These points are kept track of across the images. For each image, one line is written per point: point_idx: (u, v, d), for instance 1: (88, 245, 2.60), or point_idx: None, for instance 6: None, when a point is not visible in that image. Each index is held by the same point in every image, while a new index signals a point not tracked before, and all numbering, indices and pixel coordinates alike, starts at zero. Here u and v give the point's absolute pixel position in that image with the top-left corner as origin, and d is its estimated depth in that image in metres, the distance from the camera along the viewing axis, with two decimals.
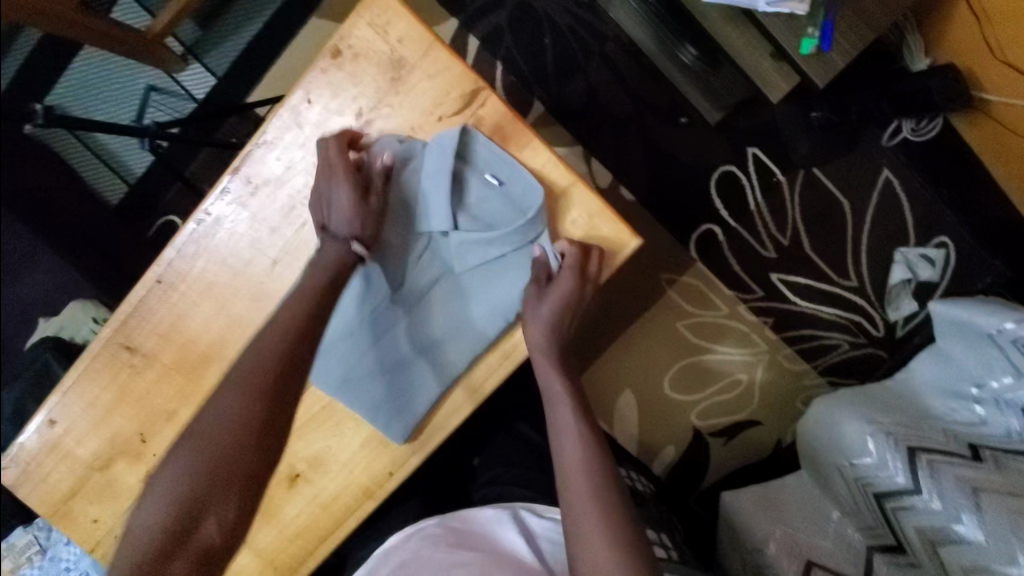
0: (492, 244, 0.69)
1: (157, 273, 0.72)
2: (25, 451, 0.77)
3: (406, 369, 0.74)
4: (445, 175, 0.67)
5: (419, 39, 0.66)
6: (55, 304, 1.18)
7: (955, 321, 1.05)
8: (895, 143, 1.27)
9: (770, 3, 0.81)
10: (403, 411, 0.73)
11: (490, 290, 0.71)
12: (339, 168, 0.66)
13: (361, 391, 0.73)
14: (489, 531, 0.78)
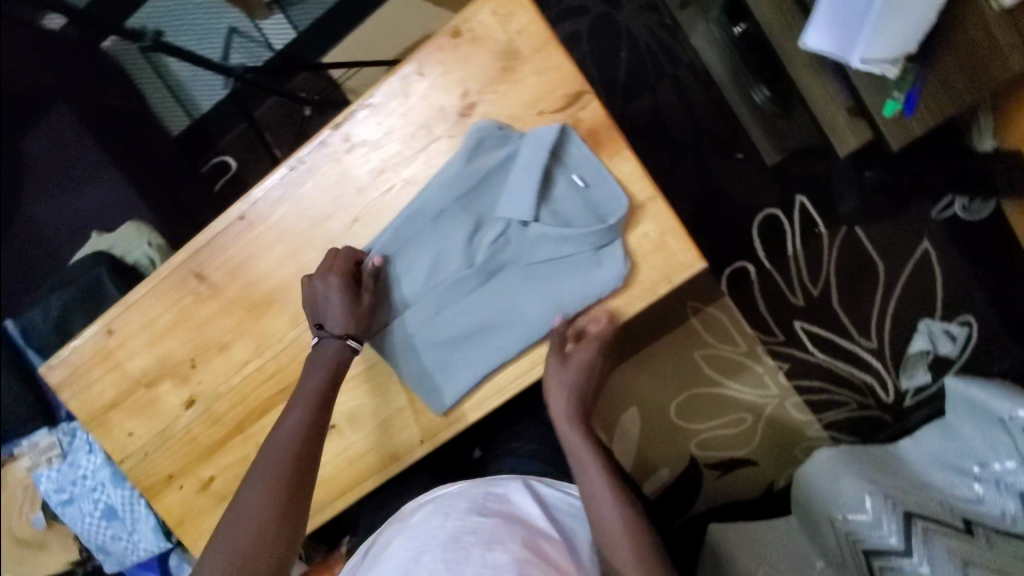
0: (567, 243, 0.69)
1: (239, 209, 0.74)
2: (76, 356, 0.79)
3: (454, 346, 0.74)
4: (536, 168, 0.67)
5: (536, 34, 0.67)
6: (103, 223, 1.16)
7: (968, 400, 1.09)
8: (944, 217, 1.30)
9: (865, 60, 0.79)
10: (445, 383, 0.74)
11: (555, 288, 0.71)
12: (332, 287, 0.70)
13: (412, 357, 0.75)
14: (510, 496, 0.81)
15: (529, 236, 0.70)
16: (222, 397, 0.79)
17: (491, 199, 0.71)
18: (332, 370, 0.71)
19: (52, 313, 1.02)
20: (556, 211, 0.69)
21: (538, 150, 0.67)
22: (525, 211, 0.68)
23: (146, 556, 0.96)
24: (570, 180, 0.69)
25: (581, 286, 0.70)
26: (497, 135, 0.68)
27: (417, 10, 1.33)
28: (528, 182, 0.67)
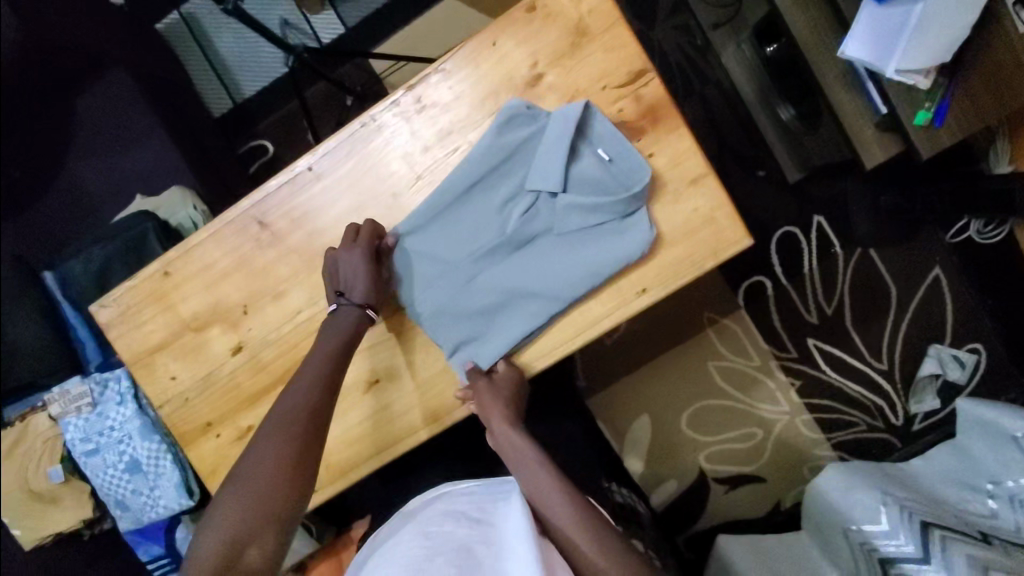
0: (595, 213, 0.72)
1: (308, 162, 0.78)
2: (129, 296, 0.81)
3: (486, 315, 0.76)
4: (565, 141, 0.71)
5: (606, 14, 0.72)
6: (147, 186, 1.18)
7: (978, 420, 1.09)
8: (957, 241, 1.35)
9: (898, 71, 0.87)
10: (478, 350, 0.76)
11: (582, 257, 0.74)
12: (354, 258, 0.73)
13: (446, 326, 0.77)
14: (502, 499, 0.74)
15: (556, 208, 0.73)
16: (270, 344, 0.80)
17: (522, 174, 0.75)
18: (343, 338, 0.73)
19: (93, 265, 1.03)
20: (582, 184, 0.72)
21: (559, 126, 0.71)
22: (551, 184, 0.72)
23: (165, 514, 0.95)
24: (594, 155, 0.73)
25: (612, 251, 0.72)
26: (526, 113, 0.72)
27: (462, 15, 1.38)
28: (558, 155, 0.71)
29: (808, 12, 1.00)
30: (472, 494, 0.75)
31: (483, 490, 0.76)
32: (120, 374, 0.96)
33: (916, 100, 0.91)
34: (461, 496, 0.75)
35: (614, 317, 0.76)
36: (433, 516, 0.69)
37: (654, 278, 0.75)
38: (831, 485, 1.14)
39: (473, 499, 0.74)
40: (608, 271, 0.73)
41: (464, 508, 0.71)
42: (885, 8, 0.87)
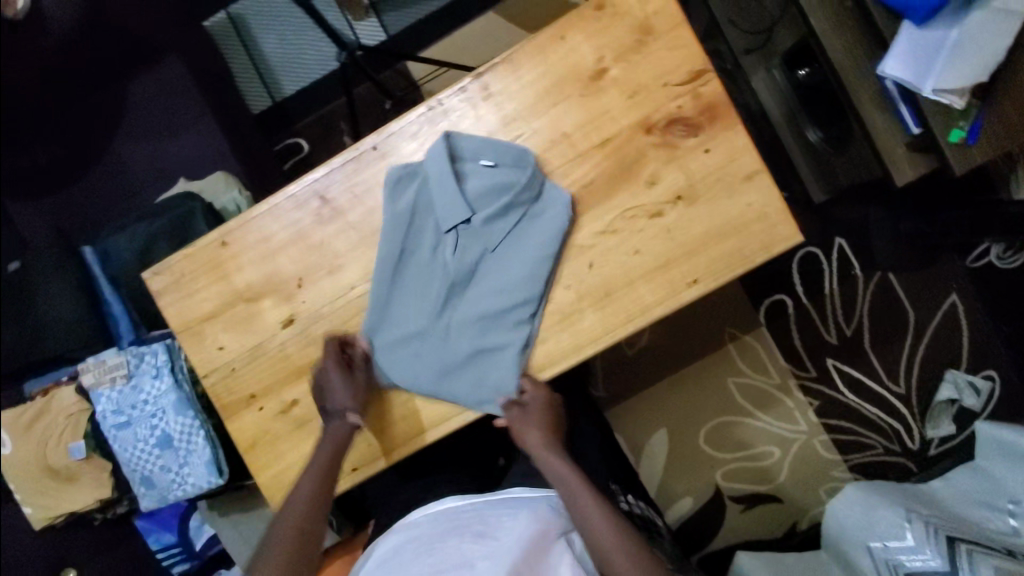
0: (512, 213, 0.76)
1: (374, 141, 0.80)
2: (184, 265, 0.82)
3: (485, 351, 0.77)
4: (445, 172, 0.75)
5: (671, 15, 0.76)
6: (193, 171, 1.21)
7: (999, 440, 1.10)
8: (978, 265, 1.38)
9: (936, 89, 0.91)
10: (494, 389, 0.76)
11: (519, 258, 0.76)
12: (330, 373, 0.77)
13: (458, 377, 0.77)
14: (501, 507, 0.75)
15: (483, 227, 0.77)
16: (322, 318, 0.81)
17: (432, 219, 0.78)
18: (337, 447, 0.76)
19: (135, 242, 1.03)
20: (488, 190, 0.76)
21: (442, 154, 0.76)
22: (466, 208, 0.76)
23: (192, 493, 0.93)
24: (478, 163, 0.77)
25: (547, 245, 0.76)
26: (406, 173, 0.77)
27: (500, 29, 1.43)
28: (450, 185, 0.75)
29: (845, 36, 1.03)
30: (471, 506, 0.77)
31: (482, 499, 0.78)
32: (158, 347, 0.94)
33: (950, 117, 0.94)
34: (461, 507, 0.77)
35: (666, 305, 0.77)
36: (438, 531, 0.72)
37: (706, 269, 0.77)
38: (854, 502, 1.15)
39: (472, 510, 0.76)
40: (547, 264, 0.76)
41: (464, 522, 0.73)
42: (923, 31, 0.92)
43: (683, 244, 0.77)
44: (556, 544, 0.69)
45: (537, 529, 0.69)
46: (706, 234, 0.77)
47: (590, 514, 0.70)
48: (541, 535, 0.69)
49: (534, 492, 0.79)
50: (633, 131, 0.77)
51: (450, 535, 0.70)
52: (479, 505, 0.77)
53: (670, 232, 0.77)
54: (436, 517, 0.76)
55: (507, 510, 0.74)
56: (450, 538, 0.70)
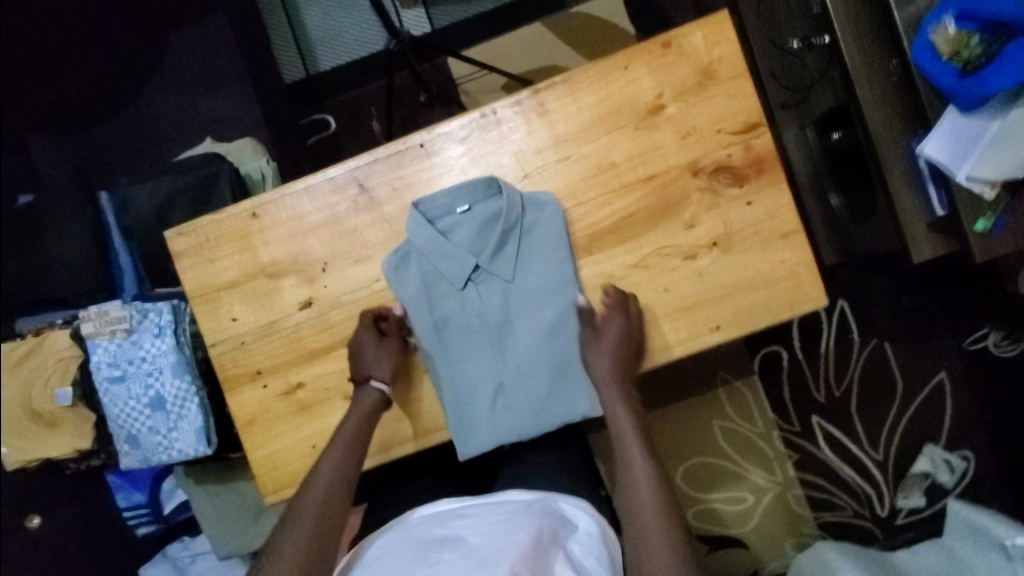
0: (508, 240, 0.77)
1: (421, 138, 0.79)
2: (210, 230, 0.80)
3: (531, 383, 0.78)
4: (434, 235, 0.77)
5: (735, 64, 0.76)
6: (216, 132, 1.20)
7: (973, 523, 1.11)
8: (974, 348, 1.40)
9: (969, 177, 0.93)
10: (549, 415, 0.78)
11: (524, 291, 0.78)
12: (364, 344, 0.77)
13: (515, 415, 0.78)
14: (498, 514, 0.66)
15: (491, 269, 0.78)
16: (342, 306, 0.80)
17: (438, 282, 0.79)
18: (368, 419, 0.75)
19: (158, 195, 1.01)
20: (478, 230, 0.78)
21: (421, 225, 0.77)
22: (469, 258, 0.77)
23: (177, 458, 0.91)
24: (454, 213, 0.78)
25: (561, 257, 0.77)
26: (398, 258, 0.78)
27: (545, 41, 1.43)
28: (446, 244, 0.77)
29: (886, 111, 1.05)
30: (466, 510, 0.69)
31: (478, 504, 0.70)
32: (164, 307, 0.92)
33: (978, 207, 0.95)
34: (457, 511, 0.69)
35: (685, 347, 0.78)
36: (428, 539, 0.64)
37: (730, 317, 0.78)
38: (822, 560, 1.17)
39: (466, 518, 0.67)
40: (569, 262, 0.77)
41: (457, 531, 0.65)
42: (968, 117, 0.94)
43: (710, 290, 0.78)
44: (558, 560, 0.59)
45: (536, 543, 0.59)
46: (734, 284, 0.78)
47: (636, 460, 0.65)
48: (541, 551, 0.59)
49: (536, 498, 0.69)
50: (680, 172, 0.78)
51: (441, 547, 0.62)
52: (475, 511, 0.68)
53: (700, 276, 0.78)
54: (428, 522, 0.68)
55: (507, 518, 0.65)
56: (442, 549, 0.62)
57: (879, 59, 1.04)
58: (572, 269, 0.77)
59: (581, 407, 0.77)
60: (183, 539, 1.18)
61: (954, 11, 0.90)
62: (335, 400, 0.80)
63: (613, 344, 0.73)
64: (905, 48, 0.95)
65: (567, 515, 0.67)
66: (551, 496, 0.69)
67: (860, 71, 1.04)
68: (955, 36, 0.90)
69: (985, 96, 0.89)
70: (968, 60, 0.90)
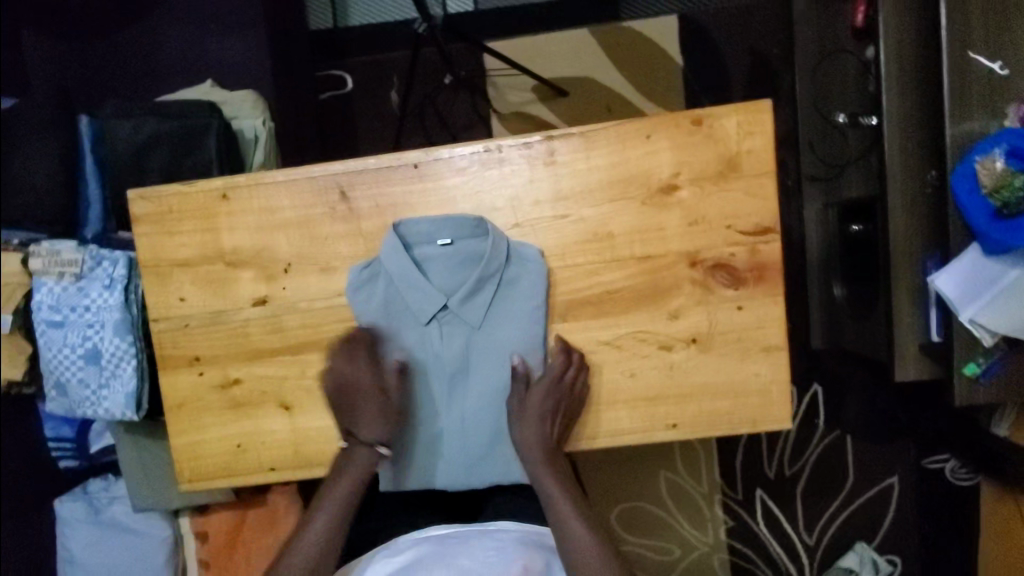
0: (483, 288, 0.72)
1: (417, 158, 0.73)
2: (176, 201, 0.75)
3: (474, 436, 0.74)
4: (408, 263, 0.71)
5: (763, 161, 0.71)
6: (223, 79, 1.13)
7: None
8: (931, 466, 1.39)
9: (973, 320, 0.89)
10: (485, 471, 0.75)
11: (490, 343, 0.74)
12: (368, 405, 0.70)
13: (451, 465, 0.75)
14: (492, 540, 0.70)
15: (459, 312, 0.73)
16: (297, 313, 0.76)
17: (402, 311, 0.74)
18: (364, 477, 0.70)
19: (140, 133, 0.95)
20: (454, 269, 0.73)
21: (396, 249, 0.71)
22: (438, 296, 0.72)
23: (102, 417, 0.88)
24: (435, 243, 0.73)
25: (534, 320, 0.73)
26: (366, 275, 0.73)
27: (590, 52, 1.35)
28: (418, 276, 0.72)
29: (910, 225, 1.00)
30: (457, 533, 0.72)
31: (471, 528, 0.73)
32: (120, 258, 0.87)
33: (973, 350, 0.92)
34: (448, 533, 0.72)
35: (635, 438, 0.75)
36: (421, 558, 0.68)
37: (689, 418, 0.75)
38: None
39: (458, 539, 0.71)
40: (541, 328, 0.73)
41: (448, 552, 0.68)
42: (989, 260, 0.89)
43: (677, 386, 0.75)
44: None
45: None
46: (702, 386, 0.74)
47: (571, 519, 0.67)
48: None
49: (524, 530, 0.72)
50: (677, 259, 0.73)
51: (432, 566, 0.66)
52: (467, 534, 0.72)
53: (670, 370, 0.74)
54: (421, 540, 0.72)
55: (499, 547, 0.69)
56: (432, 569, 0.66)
57: (916, 169, 0.99)
58: (542, 332, 0.73)
59: (512, 474, 0.75)
60: (106, 478, 1.15)
61: (1006, 145, 0.86)
62: (270, 405, 0.77)
63: (540, 416, 0.70)
64: (945, 168, 0.90)
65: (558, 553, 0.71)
66: (543, 532, 0.73)
67: (895, 174, 0.99)
68: (1000, 173, 0.85)
69: (1009, 245, 0.85)
70: (1007, 202, 0.85)
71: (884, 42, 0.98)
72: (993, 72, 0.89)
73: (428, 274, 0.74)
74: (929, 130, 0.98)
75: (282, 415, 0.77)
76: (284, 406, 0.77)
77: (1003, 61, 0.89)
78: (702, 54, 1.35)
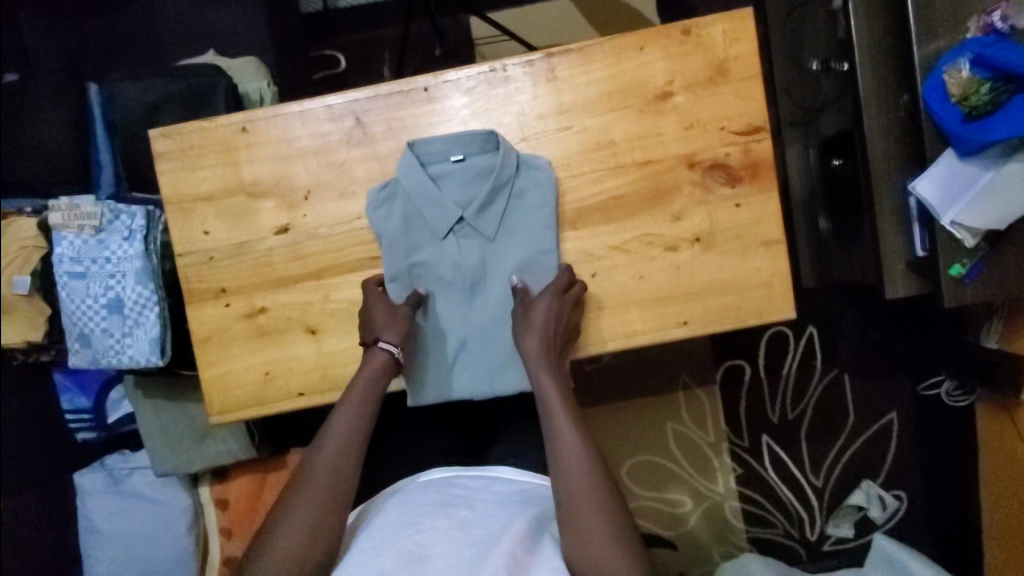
0: (496, 199, 0.76)
1: (426, 82, 0.77)
2: (197, 137, 0.78)
3: (495, 344, 0.77)
4: (424, 178, 0.75)
5: (749, 65, 0.76)
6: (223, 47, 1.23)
7: (892, 560, 1.19)
8: (927, 393, 1.42)
9: (953, 222, 0.94)
10: (508, 378, 0.78)
11: (506, 253, 0.77)
12: (374, 308, 0.74)
13: (475, 373, 0.78)
14: (492, 493, 0.73)
15: (475, 224, 0.76)
16: (319, 238, 0.79)
17: (419, 228, 0.77)
18: (377, 376, 0.72)
19: (151, 95, 0.99)
20: (467, 184, 0.76)
21: (411, 166, 0.75)
22: (454, 209, 0.76)
23: (127, 364, 0.89)
24: (448, 161, 0.77)
25: (547, 226, 0.76)
26: (382, 193, 0.76)
27: (573, 19, 1.38)
28: (435, 191, 0.75)
29: (888, 144, 1.04)
30: (460, 481, 0.75)
31: (472, 477, 0.76)
32: (137, 211, 0.90)
33: (957, 252, 0.97)
34: (451, 481, 0.75)
35: (650, 337, 0.79)
36: (424, 504, 0.70)
37: (699, 315, 0.79)
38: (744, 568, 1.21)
39: (461, 489, 0.73)
40: (554, 234, 0.76)
41: (453, 500, 0.70)
42: (963, 162, 0.95)
43: (685, 284, 0.79)
44: (546, 540, 0.66)
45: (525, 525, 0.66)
46: (709, 284, 0.79)
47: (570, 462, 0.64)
48: (531, 533, 0.65)
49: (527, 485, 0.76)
50: (676, 162, 0.78)
51: (437, 513, 0.68)
52: (469, 484, 0.75)
53: (677, 270, 0.78)
54: (424, 487, 0.74)
55: (500, 501, 0.72)
56: (436, 517, 0.67)
57: (889, 93, 1.03)
58: (555, 239, 0.77)
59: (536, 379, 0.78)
60: (125, 452, 1.15)
61: (971, 55, 0.91)
62: (296, 330, 0.80)
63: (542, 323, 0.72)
64: (917, 85, 0.96)
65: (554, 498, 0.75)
66: (539, 480, 0.77)
67: (870, 100, 1.03)
68: (967, 81, 0.91)
69: (984, 142, 0.90)
70: (974, 106, 0.92)
71: None
72: None
73: (443, 190, 0.77)
74: (899, 51, 1.01)
75: (307, 340, 0.80)
76: (310, 330, 0.79)
77: None
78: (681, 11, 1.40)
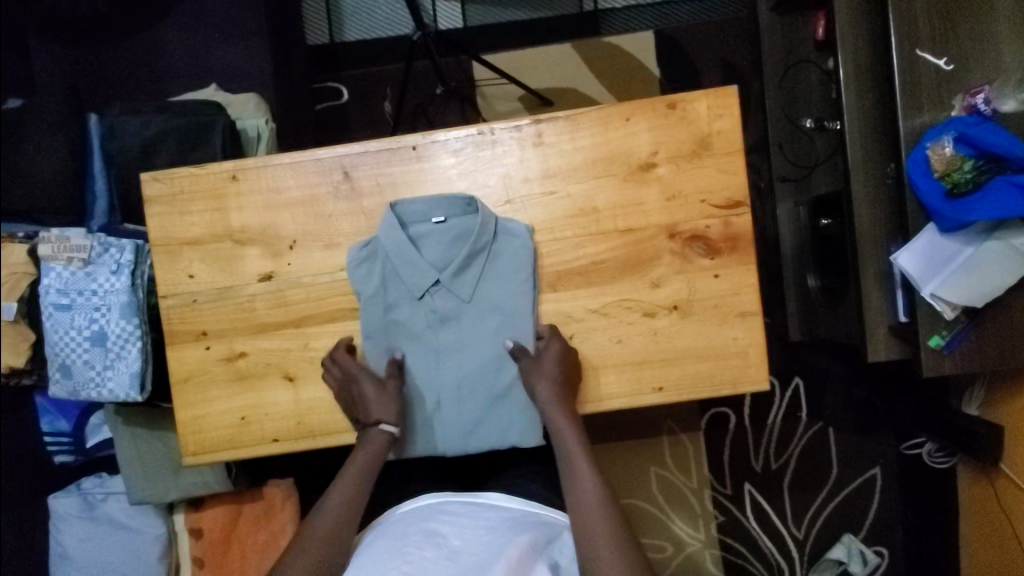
0: (473, 262, 0.77)
1: (416, 141, 0.79)
2: (186, 183, 0.80)
3: (465, 403, 0.78)
4: (404, 238, 0.76)
5: (732, 141, 0.78)
6: (215, 77, 1.19)
7: None
8: (908, 453, 1.37)
9: (935, 294, 0.94)
10: (477, 436, 0.79)
11: (482, 318, 0.78)
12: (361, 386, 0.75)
13: (445, 430, 0.79)
14: (483, 519, 0.73)
15: (450, 286, 0.78)
16: (302, 287, 0.80)
17: (398, 285, 0.78)
18: (377, 450, 0.75)
19: (148, 129, 1.01)
20: (447, 244, 0.78)
21: (392, 225, 0.76)
22: (430, 272, 0.77)
23: (105, 398, 0.90)
24: (429, 221, 0.79)
25: (522, 287, 0.78)
26: (362, 251, 0.77)
27: (573, 64, 1.41)
28: (414, 252, 0.77)
29: (874, 210, 1.03)
30: (448, 508, 0.74)
31: (460, 503, 0.75)
32: (127, 245, 0.91)
33: (937, 323, 0.96)
34: (440, 507, 0.75)
35: (626, 400, 0.79)
36: (410, 533, 0.70)
37: (675, 381, 0.79)
38: None
39: (449, 516, 0.73)
40: (530, 293, 0.77)
41: (439, 529, 0.70)
42: (946, 236, 0.95)
43: (662, 350, 0.79)
44: (540, 565, 0.65)
45: (520, 548, 0.65)
46: (686, 350, 0.79)
47: (586, 483, 0.68)
48: (526, 558, 0.65)
49: (517, 510, 0.75)
50: (657, 231, 0.79)
51: (424, 542, 0.68)
52: (458, 510, 0.74)
53: (655, 336, 0.79)
54: (412, 518, 0.74)
55: (487, 528, 0.71)
56: (423, 547, 0.67)
57: (875, 161, 1.02)
58: (532, 300, 0.78)
59: (507, 439, 0.78)
60: (100, 475, 1.15)
61: (954, 133, 0.92)
62: (274, 376, 0.80)
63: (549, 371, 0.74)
64: (901, 156, 0.95)
65: (548, 522, 0.74)
66: (530, 504, 0.76)
67: (858, 166, 1.02)
68: (950, 158, 0.92)
69: (964, 221, 0.91)
70: (957, 182, 0.93)
71: (840, 49, 1.02)
72: (940, 68, 0.95)
73: (422, 250, 0.79)
74: (885, 122, 1.02)
75: (285, 387, 0.80)
76: (287, 377, 0.80)
77: (949, 56, 0.95)
78: (680, 63, 1.41)
